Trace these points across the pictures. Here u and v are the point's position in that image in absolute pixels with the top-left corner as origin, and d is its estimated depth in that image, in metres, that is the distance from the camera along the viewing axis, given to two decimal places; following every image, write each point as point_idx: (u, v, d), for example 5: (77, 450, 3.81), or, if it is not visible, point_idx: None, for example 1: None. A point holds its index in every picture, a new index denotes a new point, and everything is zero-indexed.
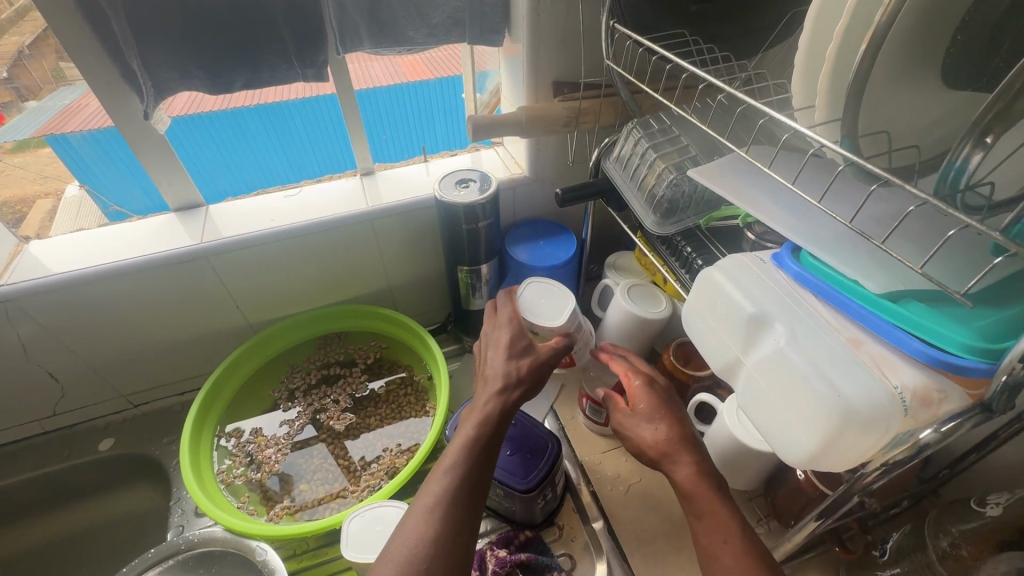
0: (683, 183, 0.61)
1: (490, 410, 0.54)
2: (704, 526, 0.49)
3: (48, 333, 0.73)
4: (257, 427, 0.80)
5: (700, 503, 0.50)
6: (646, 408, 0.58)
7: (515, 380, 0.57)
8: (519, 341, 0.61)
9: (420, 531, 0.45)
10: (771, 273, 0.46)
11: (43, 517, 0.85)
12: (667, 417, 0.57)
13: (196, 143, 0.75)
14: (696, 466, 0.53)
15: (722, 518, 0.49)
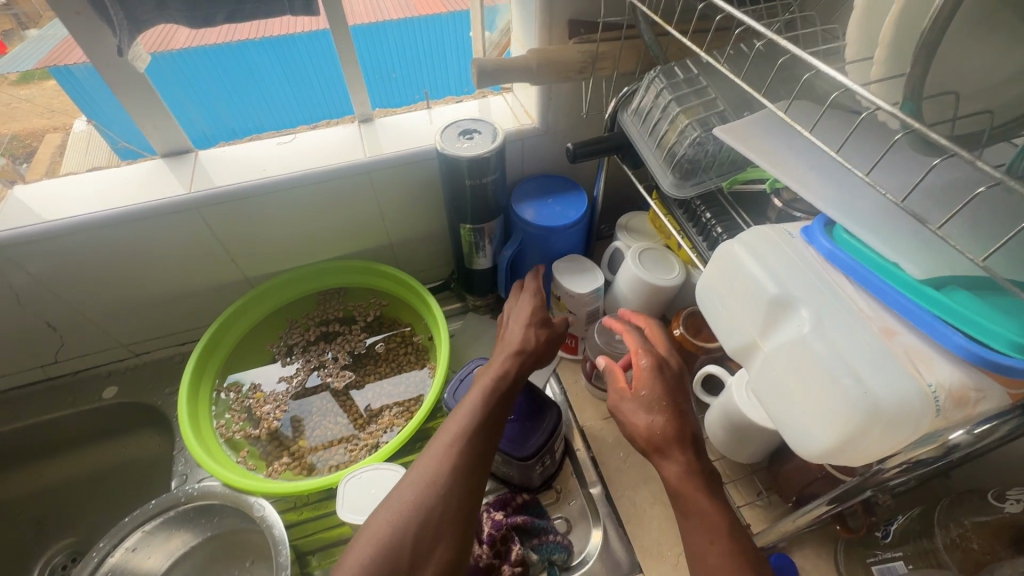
0: (707, 142, 0.55)
1: (507, 367, 0.58)
2: (691, 526, 0.49)
3: (40, 281, 0.71)
4: (256, 381, 0.79)
5: (688, 502, 0.50)
6: (648, 394, 0.55)
7: (530, 345, 0.61)
8: (540, 314, 0.65)
9: (436, 465, 0.48)
10: (799, 250, 0.42)
11: (56, 458, 0.88)
12: (669, 411, 0.54)
13: (200, 74, 0.69)
14: (688, 465, 0.51)
15: (711, 517, 0.48)
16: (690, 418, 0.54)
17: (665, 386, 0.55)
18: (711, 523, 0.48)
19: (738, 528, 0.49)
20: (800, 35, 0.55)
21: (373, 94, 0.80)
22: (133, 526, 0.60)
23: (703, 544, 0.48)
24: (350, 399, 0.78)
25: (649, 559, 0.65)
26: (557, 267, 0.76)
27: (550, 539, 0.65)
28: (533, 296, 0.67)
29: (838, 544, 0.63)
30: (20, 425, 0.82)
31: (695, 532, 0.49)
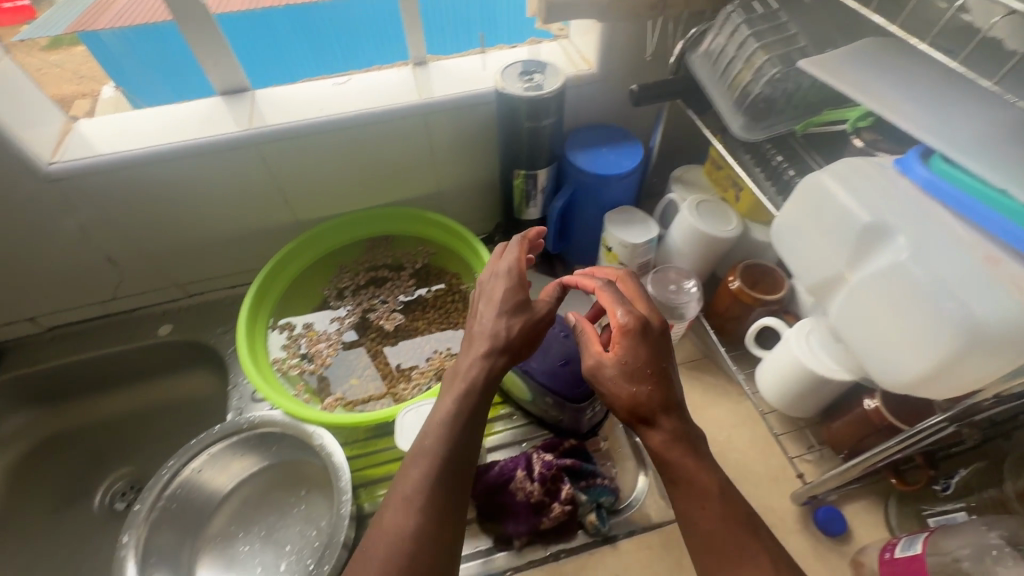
0: (787, 79, 0.53)
1: (474, 377, 0.51)
2: (682, 492, 0.47)
3: (103, 213, 0.72)
4: (309, 321, 0.80)
5: (674, 471, 0.48)
6: (626, 360, 0.50)
7: (503, 343, 0.53)
8: (518, 298, 0.56)
9: (397, 523, 0.44)
10: (893, 180, 0.40)
11: (112, 393, 0.91)
12: (654, 378, 0.49)
13: (255, 39, 0.74)
14: (674, 433, 0.48)
15: (702, 485, 0.47)
16: (675, 384, 0.50)
17: (647, 350, 0.50)
18: (699, 491, 0.46)
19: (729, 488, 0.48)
20: None
21: (428, 40, 0.79)
22: (201, 447, 0.63)
23: (700, 504, 0.46)
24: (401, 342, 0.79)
25: None
26: (610, 218, 0.75)
27: (598, 483, 0.65)
28: (510, 274, 0.57)
29: (890, 500, 0.63)
30: (80, 358, 0.85)
31: (685, 501, 0.47)
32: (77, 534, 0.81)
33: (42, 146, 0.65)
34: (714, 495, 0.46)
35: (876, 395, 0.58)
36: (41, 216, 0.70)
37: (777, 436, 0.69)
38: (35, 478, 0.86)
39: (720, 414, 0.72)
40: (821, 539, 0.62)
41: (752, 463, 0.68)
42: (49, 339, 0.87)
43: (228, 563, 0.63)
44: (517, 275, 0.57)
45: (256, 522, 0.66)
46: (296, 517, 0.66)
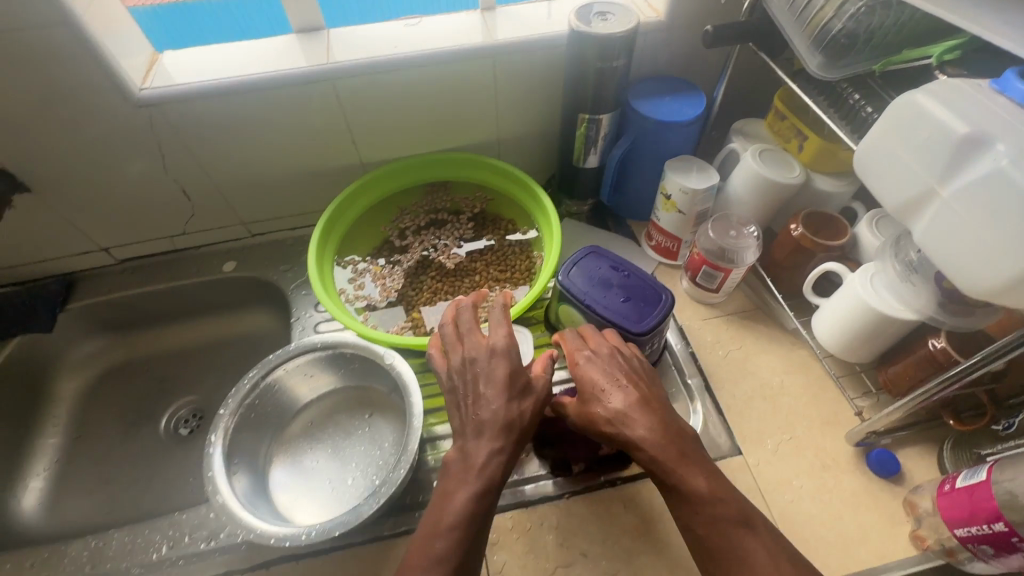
0: (872, 14, 0.53)
1: (491, 472, 0.49)
2: (678, 498, 0.49)
3: (182, 143, 0.75)
4: (374, 257, 0.85)
5: (667, 478, 0.49)
6: (590, 383, 0.55)
7: (515, 427, 0.51)
8: (519, 377, 0.53)
9: None
10: (990, 97, 0.40)
11: (176, 326, 0.95)
12: (619, 389, 0.54)
13: None
14: (655, 433, 0.50)
15: (693, 486, 0.48)
16: (642, 390, 0.54)
17: (603, 368, 0.56)
18: (692, 495, 0.48)
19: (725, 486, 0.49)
20: None
21: None
22: (277, 363, 0.65)
23: (693, 509, 0.48)
24: (462, 279, 0.83)
25: (749, 444, 0.67)
26: (671, 165, 0.76)
27: None
28: (508, 351, 0.54)
29: (945, 444, 0.64)
30: (150, 289, 0.89)
31: (686, 511, 0.48)
32: (146, 454, 0.86)
33: (135, 73, 0.69)
34: (710, 501, 0.48)
35: (942, 335, 0.58)
36: (128, 143, 0.74)
37: (834, 376, 0.71)
38: (106, 402, 0.90)
39: (773, 360, 0.74)
40: (873, 479, 0.64)
41: (805, 407, 0.69)
42: (121, 271, 0.91)
43: (298, 467, 0.67)
44: (513, 351, 0.54)
45: (322, 432, 0.70)
46: (362, 434, 0.70)
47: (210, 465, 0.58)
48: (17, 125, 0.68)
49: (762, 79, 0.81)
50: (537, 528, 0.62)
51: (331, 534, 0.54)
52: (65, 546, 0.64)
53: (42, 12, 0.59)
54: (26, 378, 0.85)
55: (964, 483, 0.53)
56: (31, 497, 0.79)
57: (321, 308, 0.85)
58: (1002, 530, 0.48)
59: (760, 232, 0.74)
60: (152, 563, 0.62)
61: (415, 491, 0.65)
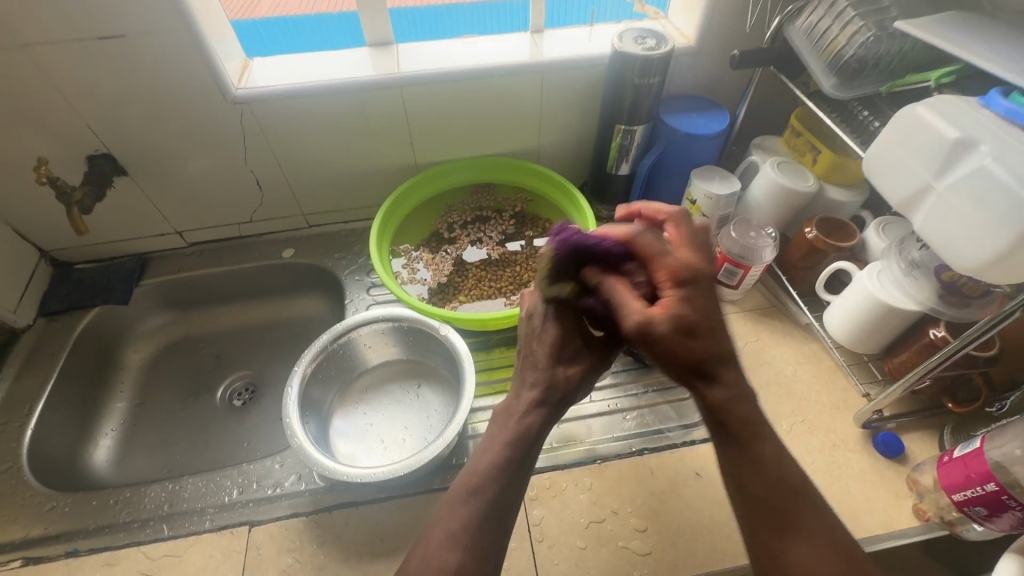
0: (879, 43, 0.63)
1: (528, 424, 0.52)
2: (738, 457, 0.44)
3: (263, 137, 0.85)
4: (423, 248, 0.94)
5: (735, 431, 0.43)
6: (688, 312, 0.42)
7: (554, 388, 0.54)
8: (571, 342, 0.55)
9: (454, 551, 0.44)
10: (977, 111, 0.49)
11: (233, 307, 1.04)
12: (715, 329, 0.43)
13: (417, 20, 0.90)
14: (734, 392, 0.43)
15: (763, 445, 0.44)
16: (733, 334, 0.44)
17: (706, 299, 0.43)
18: (760, 452, 0.44)
19: (787, 468, 0.44)
20: None
21: (547, 15, 0.90)
22: (347, 329, 0.74)
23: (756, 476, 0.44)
24: (504, 268, 0.91)
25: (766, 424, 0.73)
26: (697, 173, 0.85)
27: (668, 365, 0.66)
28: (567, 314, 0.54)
29: (945, 429, 0.70)
30: (216, 270, 0.98)
31: (746, 464, 0.44)
32: (204, 420, 0.92)
33: (232, 74, 0.79)
34: (768, 457, 0.44)
35: (941, 326, 0.65)
36: (217, 136, 0.83)
37: (844, 366, 0.77)
38: (166, 372, 0.98)
39: (787, 352, 0.81)
40: (879, 458, 0.70)
41: (817, 393, 0.76)
42: (190, 253, 1.00)
43: (354, 422, 0.75)
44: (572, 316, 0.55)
45: (375, 393, 0.78)
46: (411, 397, 0.78)
47: (288, 411, 0.65)
48: (128, 116, 0.78)
49: (779, 100, 0.90)
50: (572, 488, 0.68)
51: (396, 474, 0.62)
52: (144, 489, 0.70)
53: (166, 19, 0.69)
54: (101, 345, 0.93)
55: (961, 453, 0.59)
56: (101, 453, 0.86)
57: (371, 292, 0.93)
58: (994, 490, 0.54)
59: (777, 234, 0.82)
60: (224, 505, 0.68)
61: (461, 452, 0.71)
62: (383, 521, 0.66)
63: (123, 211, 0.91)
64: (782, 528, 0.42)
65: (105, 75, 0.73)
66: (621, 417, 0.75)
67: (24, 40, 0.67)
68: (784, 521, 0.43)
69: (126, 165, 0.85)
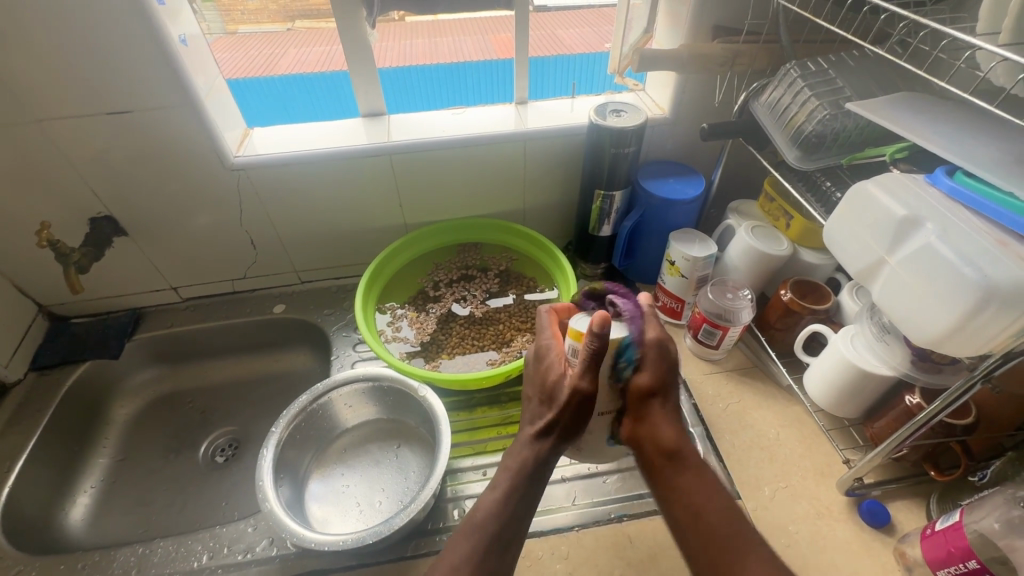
0: (835, 120, 0.66)
1: (524, 459, 0.56)
2: (683, 478, 0.55)
3: (258, 200, 0.89)
4: (408, 305, 0.96)
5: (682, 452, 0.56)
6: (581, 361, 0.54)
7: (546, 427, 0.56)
8: (546, 380, 0.58)
9: None
10: (924, 189, 0.52)
11: (221, 361, 1.05)
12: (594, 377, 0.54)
13: (408, 83, 0.93)
14: (675, 425, 0.57)
15: (696, 467, 0.56)
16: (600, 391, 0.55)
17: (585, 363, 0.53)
18: (692, 469, 0.56)
19: (735, 514, 0.53)
20: (936, 43, 0.66)
21: (531, 86, 0.96)
22: (327, 388, 0.75)
23: (699, 513, 0.53)
24: (488, 326, 0.93)
25: (748, 490, 0.72)
26: (673, 236, 0.87)
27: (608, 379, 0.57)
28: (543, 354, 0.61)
29: (931, 498, 0.69)
30: (207, 326, 1.00)
31: (702, 501, 0.54)
32: (184, 478, 0.91)
33: (232, 142, 0.84)
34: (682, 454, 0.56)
35: (916, 392, 0.65)
36: (214, 199, 0.88)
37: (825, 430, 0.77)
38: (150, 426, 0.98)
39: (769, 414, 0.80)
40: (865, 528, 0.68)
41: (800, 458, 0.75)
42: (184, 309, 1.02)
43: (331, 485, 0.74)
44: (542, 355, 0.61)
45: (354, 453, 0.78)
46: (390, 457, 0.78)
47: (261, 475, 0.65)
48: (132, 181, 0.83)
49: (752, 167, 0.94)
50: (548, 556, 0.66)
51: (364, 541, 0.60)
52: (115, 552, 0.70)
53: (173, 96, 0.75)
54: (88, 400, 0.94)
55: (942, 526, 0.58)
56: (77, 512, 0.85)
57: (357, 348, 0.94)
58: (975, 567, 0.54)
59: (754, 295, 0.83)
60: (193, 571, 0.67)
61: (436, 517, 0.70)
62: None
63: (121, 268, 0.94)
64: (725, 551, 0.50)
65: (113, 144, 0.78)
66: (601, 480, 0.74)
67: (40, 115, 0.73)
68: (730, 550, 0.50)
69: (128, 225, 0.89)
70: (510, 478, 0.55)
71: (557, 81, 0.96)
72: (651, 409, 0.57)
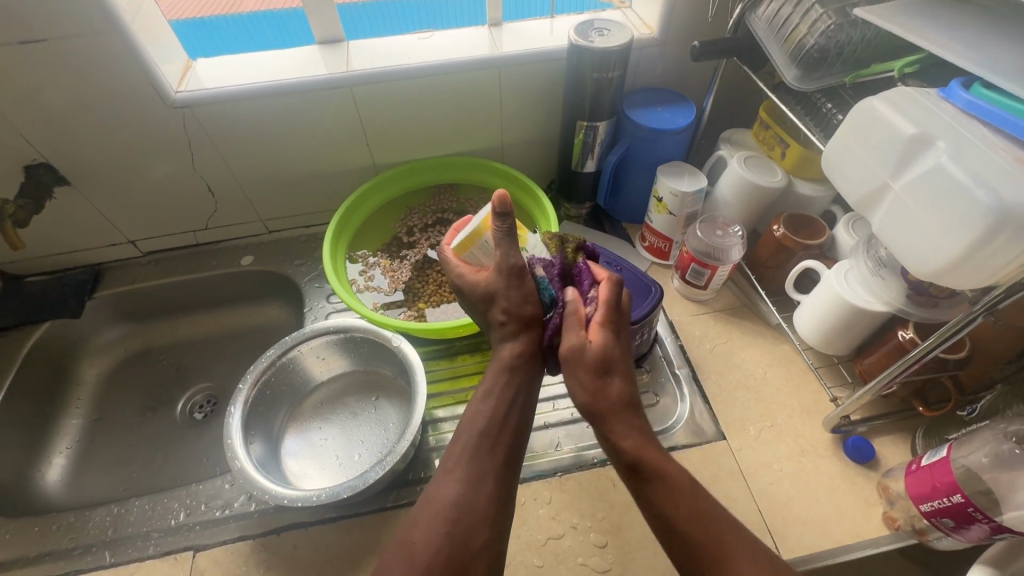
0: (840, 31, 0.59)
1: (507, 353, 0.55)
2: (653, 494, 0.48)
3: (209, 141, 0.81)
4: (382, 253, 0.91)
5: (650, 463, 0.49)
6: (580, 371, 0.51)
7: (506, 318, 0.56)
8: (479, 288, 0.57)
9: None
10: (937, 104, 0.46)
11: (191, 316, 1.00)
12: (599, 381, 0.51)
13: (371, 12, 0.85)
14: (637, 434, 0.50)
15: (661, 469, 0.49)
16: (596, 393, 0.51)
17: (586, 380, 0.51)
18: (665, 477, 0.48)
19: (708, 510, 0.48)
20: None
21: (506, 6, 0.86)
22: (294, 343, 0.72)
23: (668, 520, 0.47)
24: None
25: (733, 431, 0.71)
26: (661, 170, 0.81)
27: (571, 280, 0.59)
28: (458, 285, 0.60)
29: (917, 433, 0.68)
30: (172, 281, 0.95)
31: (671, 499, 0.48)
32: (162, 435, 0.89)
33: (172, 77, 0.75)
34: (647, 466, 0.49)
35: (911, 327, 0.62)
36: (161, 141, 0.80)
37: (813, 368, 0.75)
38: (124, 385, 0.95)
39: (758, 354, 0.78)
40: (850, 465, 0.67)
41: (787, 396, 0.73)
42: (146, 262, 0.96)
43: (308, 440, 0.72)
44: (462, 290, 0.59)
45: (329, 407, 0.76)
46: (368, 409, 0.75)
47: (230, 432, 0.63)
48: (65, 122, 0.75)
49: (747, 91, 0.87)
50: (530, 502, 0.66)
51: (339, 497, 0.58)
52: (89, 512, 0.68)
53: (96, 19, 0.66)
54: (54, 361, 0.90)
55: (928, 461, 0.57)
56: (53, 473, 0.83)
57: (331, 299, 0.90)
58: (959, 502, 0.52)
59: (745, 231, 0.79)
60: (170, 528, 0.66)
61: (417, 467, 0.69)
62: (334, 542, 0.63)
63: (70, 221, 0.87)
64: (706, 563, 0.45)
65: (34, 81, 0.69)
66: (585, 425, 0.72)
67: None
68: (709, 558, 0.45)
69: (69, 173, 0.81)
70: (490, 376, 0.55)
71: (537, 6, 0.87)
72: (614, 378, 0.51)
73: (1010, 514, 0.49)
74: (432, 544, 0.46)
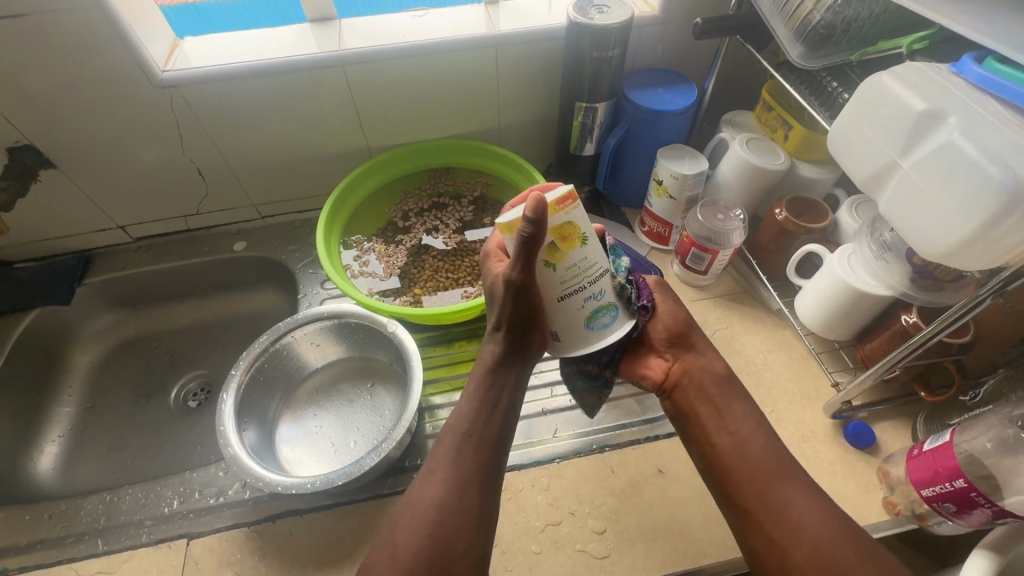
0: (848, 6, 0.56)
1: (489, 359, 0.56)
2: (732, 413, 0.58)
3: (198, 123, 0.79)
4: (377, 238, 0.89)
5: (729, 385, 0.61)
6: (666, 304, 0.65)
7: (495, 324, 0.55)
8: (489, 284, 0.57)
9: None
10: (948, 79, 0.45)
11: (184, 303, 0.99)
12: (682, 315, 0.65)
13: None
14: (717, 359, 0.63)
15: (736, 389, 0.61)
16: (684, 323, 0.64)
17: (673, 306, 0.65)
18: (740, 396, 0.60)
19: (775, 443, 0.55)
20: None
21: None
22: (287, 329, 0.70)
23: (744, 441, 0.55)
24: (463, 258, 0.87)
25: None
26: (661, 152, 0.80)
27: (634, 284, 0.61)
28: (484, 264, 0.60)
29: (918, 419, 0.67)
30: (163, 267, 0.93)
31: (740, 421, 0.57)
32: (155, 423, 0.88)
33: (157, 56, 0.73)
34: (721, 386, 0.60)
35: (913, 311, 0.62)
36: (148, 123, 0.78)
37: (814, 354, 0.74)
38: (117, 373, 0.94)
39: (758, 339, 0.77)
40: (850, 451, 0.66)
41: (787, 382, 0.73)
42: (137, 248, 0.94)
43: (302, 426, 0.72)
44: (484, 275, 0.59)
45: (324, 394, 0.75)
46: (364, 396, 0.74)
47: (222, 419, 0.62)
48: (48, 103, 0.73)
49: (749, 71, 0.85)
50: (528, 488, 0.65)
51: (334, 484, 0.58)
52: (82, 500, 0.67)
53: None
54: (45, 349, 0.88)
55: (930, 446, 0.57)
56: (46, 461, 0.82)
57: (326, 285, 0.89)
58: (962, 486, 0.52)
59: (747, 215, 0.77)
60: (164, 516, 0.65)
61: (414, 454, 0.68)
62: (329, 529, 0.63)
63: (57, 206, 0.85)
64: (773, 484, 0.52)
65: (15, 59, 0.67)
66: (583, 411, 0.72)
67: None
68: (773, 482, 0.52)
69: (55, 156, 0.79)
70: (476, 379, 0.55)
71: None
72: (693, 345, 0.64)
73: (1011, 498, 0.49)
74: (428, 530, 0.46)
